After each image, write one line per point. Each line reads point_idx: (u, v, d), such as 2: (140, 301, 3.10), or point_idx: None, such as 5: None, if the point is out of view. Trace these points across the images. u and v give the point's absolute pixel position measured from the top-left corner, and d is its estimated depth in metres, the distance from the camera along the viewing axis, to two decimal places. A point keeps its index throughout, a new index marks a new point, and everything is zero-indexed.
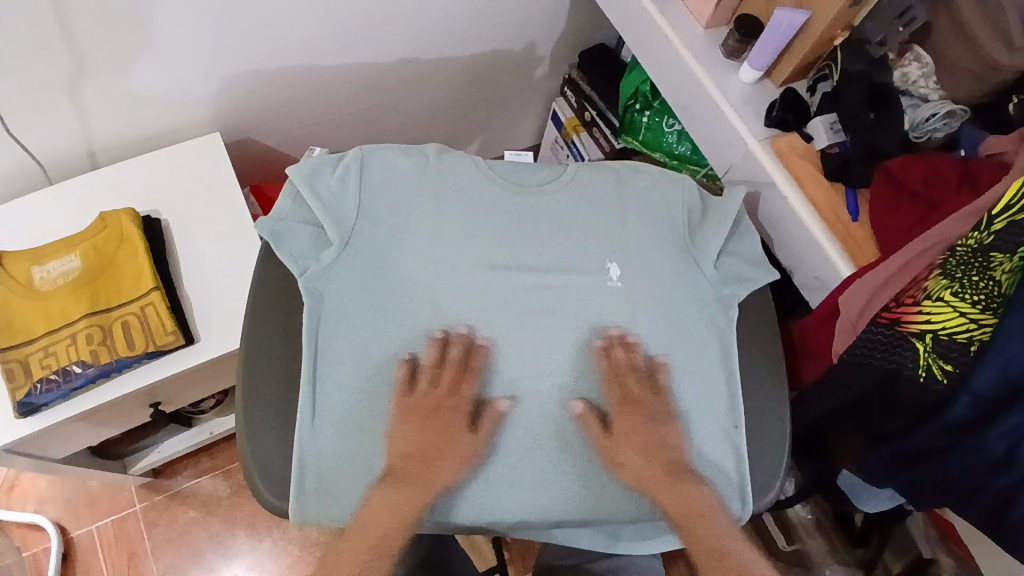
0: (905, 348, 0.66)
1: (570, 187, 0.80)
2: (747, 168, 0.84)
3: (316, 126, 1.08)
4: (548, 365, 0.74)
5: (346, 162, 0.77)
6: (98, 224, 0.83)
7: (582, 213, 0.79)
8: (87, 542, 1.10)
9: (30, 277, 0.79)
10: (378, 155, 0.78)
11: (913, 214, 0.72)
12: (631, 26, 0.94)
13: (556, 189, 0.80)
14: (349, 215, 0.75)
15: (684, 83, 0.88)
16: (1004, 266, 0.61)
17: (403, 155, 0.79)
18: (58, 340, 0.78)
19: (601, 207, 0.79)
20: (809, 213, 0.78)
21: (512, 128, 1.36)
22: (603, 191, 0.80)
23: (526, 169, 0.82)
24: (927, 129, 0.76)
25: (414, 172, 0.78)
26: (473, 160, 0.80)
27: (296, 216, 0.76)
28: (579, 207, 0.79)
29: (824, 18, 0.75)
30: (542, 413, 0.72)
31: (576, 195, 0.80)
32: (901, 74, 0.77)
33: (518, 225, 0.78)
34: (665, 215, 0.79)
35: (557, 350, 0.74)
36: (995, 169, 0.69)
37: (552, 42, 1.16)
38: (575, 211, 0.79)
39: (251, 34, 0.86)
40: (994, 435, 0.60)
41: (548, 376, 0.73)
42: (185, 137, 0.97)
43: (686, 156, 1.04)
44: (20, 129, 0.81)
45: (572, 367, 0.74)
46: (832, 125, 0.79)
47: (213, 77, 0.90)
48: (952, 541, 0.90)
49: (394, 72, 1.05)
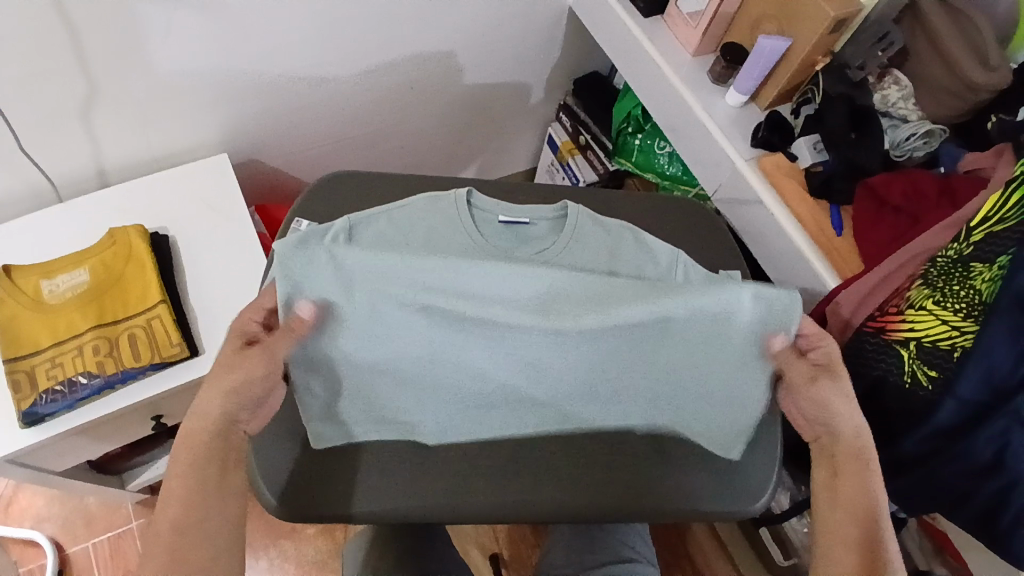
0: (891, 355, 0.70)
1: (568, 240, 0.76)
2: (735, 186, 0.87)
3: (319, 148, 1.12)
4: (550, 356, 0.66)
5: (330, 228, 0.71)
6: (107, 239, 0.85)
7: (585, 259, 0.76)
8: (83, 560, 1.10)
9: (38, 290, 0.82)
10: (365, 219, 0.73)
11: (894, 229, 0.76)
12: (622, 53, 0.98)
13: (553, 250, 0.76)
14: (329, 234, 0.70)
15: (674, 106, 0.92)
16: (983, 275, 0.63)
17: (391, 217, 0.75)
18: (65, 352, 0.79)
19: (596, 261, 0.76)
20: (794, 228, 0.81)
21: (510, 152, 1.40)
22: (601, 243, 0.77)
23: (514, 218, 0.77)
24: (908, 148, 0.80)
25: (411, 232, 0.75)
26: (462, 213, 0.75)
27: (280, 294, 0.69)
28: (582, 259, 0.76)
29: (806, 43, 0.80)
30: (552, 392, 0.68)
31: (581, 252, 0.76)
32: (881, 97, 0.82)
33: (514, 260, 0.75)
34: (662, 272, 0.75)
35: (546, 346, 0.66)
36: (973, 184, 0.73)
37: (547, 70, 1.21)
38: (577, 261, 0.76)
39: (258, 60, 0.90)
40: (981, 439, 0.62)
41: (528, 367, 0.66)
42: (192, 157, 1.00)
43: (677, 176, 1.08)
44: (35, 148, 0.85)
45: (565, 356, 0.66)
46: (815, 145, 0.83)
47: (221, 100, 0.93)
48: (948, 553, 0.90)
49: (395, 99, 1.09)
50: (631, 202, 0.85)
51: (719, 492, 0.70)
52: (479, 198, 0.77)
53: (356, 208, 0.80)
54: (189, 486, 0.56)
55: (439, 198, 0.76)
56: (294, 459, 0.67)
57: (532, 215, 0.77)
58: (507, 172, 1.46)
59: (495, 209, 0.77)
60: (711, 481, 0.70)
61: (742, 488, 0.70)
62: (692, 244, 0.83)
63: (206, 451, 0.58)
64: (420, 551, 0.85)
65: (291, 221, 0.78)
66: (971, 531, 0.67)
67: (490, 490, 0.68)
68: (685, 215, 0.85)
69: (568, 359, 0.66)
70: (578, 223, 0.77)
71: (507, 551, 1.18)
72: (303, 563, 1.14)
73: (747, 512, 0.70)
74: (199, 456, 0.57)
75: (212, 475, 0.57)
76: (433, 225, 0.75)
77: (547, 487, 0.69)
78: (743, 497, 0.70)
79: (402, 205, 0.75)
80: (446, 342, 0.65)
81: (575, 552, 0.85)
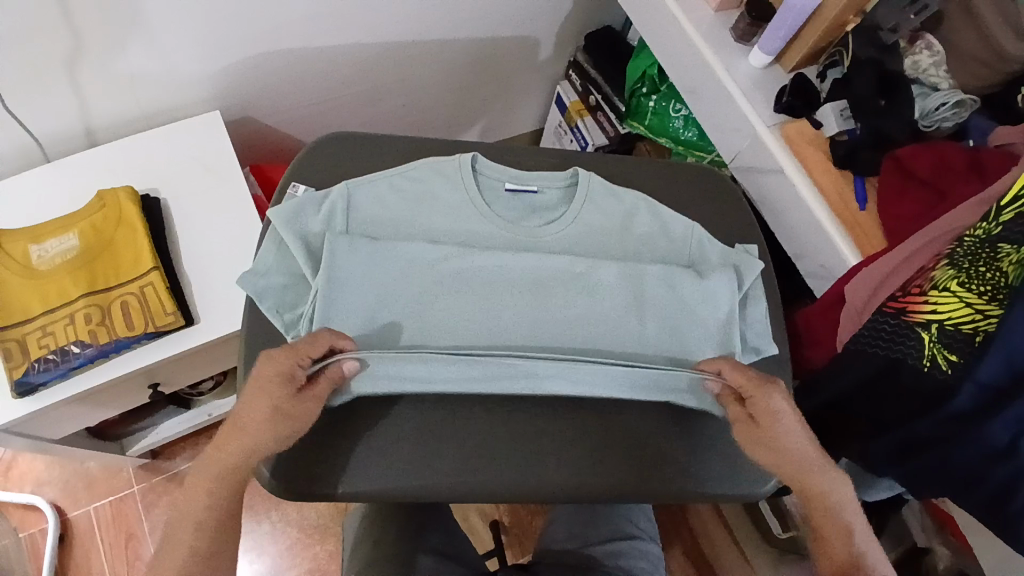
0: (910, 337, 0.66)
1: (576, 211, 0.73)
2: (756, 154, 0.83)
3: (314, 106, 1.06)
4: (524, 325, 0.68)
5: (328, 196, 0.70)
6: (96, 202, 0.82)
7: (591, 231, 0.73)
8: (85, 524, 1.10)
9: (27, 256, 0.78)
10: (366, 187, 0.71)
11: (919, 204, 0.72)
12: (639, 7, 0.92)
13: (560, 222, 0.72)
14: (334, 208, 0.70)
15: (693, 67, 0.87)
16: (1010, 258, 0.61)
17: (391, 184, 0.71)
18: (56, 320, 0.77)
19: (604, 235, 0.73)
20: (815, 200, 0.78)
21: (515, 112, 1.34)
22: (611, 218, 0.73)
23: (521, 187, 0.73)
24: (936, 119, 0.75)
25: (412, 198, 0.71)
26: (465, 181, 0.71)
27: (282, 272, 0.69)
28: (587, 231, 0.73)
29: (837, 1, 0.74)
30: (538, 354, 0.68)
31: (593, 222, 0.73)
32: (911, 62, 0.77)
33: (513, 229, 0.72)
34: (670, 246, 0.73)
35: (551, 310, 0.69)
36: (1002, 157, 0.69)
37: (557, 24, 1.15)
38: (581, 234, 0.73)
39: (249, 15, 0.85)
40: (995, 425, 0.60)
41: (516, 329, 0.68)
42: (182, 116, 0.96)
43: (691, 141, 1.04)
44: (19, 108, 0.80)
45: (539, 329, 0.68)
46: (841, 112, 0.78)
47: (211, 56, 0.88)
48: (949, 531, 0.89)
49: (394, 55, 1.04)
50: (649, 167, 0.80)
51: (727, 475, 0.68)
52: (484, 164, 0.73)
53: (357, 174, 0.76)
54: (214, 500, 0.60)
55: (442, 164, 0.72)
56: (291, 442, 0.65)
57: (541, 185, 0.73)
58: (511, 132, 1.40)
59: (502, 177, 0.73)
60: (719, 464, 0.68)
61: (752, 471, 0.69)
62: (707, 214, 0.79)
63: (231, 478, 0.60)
64: (421, 521, 0.85)
65: (288, 185, 0.75)
66: (979, 517, 0.66)
67: (504, 469, 0.66)
68: (701, 182, 0.81)
69: (543, 331, 0.68)
70: (590, 195, 0.73)
71: (507, 518, 1.18)
72: (303, 527, 1.15)
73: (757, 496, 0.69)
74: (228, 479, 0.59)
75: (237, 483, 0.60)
76: (434, 191, 0.72)
77: (558, 467, 0.66)
78: (751, 481, 0.68)
79: (404, 171, 0.72)
80: (425, 317, 0.67)
81: (577, 527, 0.84)
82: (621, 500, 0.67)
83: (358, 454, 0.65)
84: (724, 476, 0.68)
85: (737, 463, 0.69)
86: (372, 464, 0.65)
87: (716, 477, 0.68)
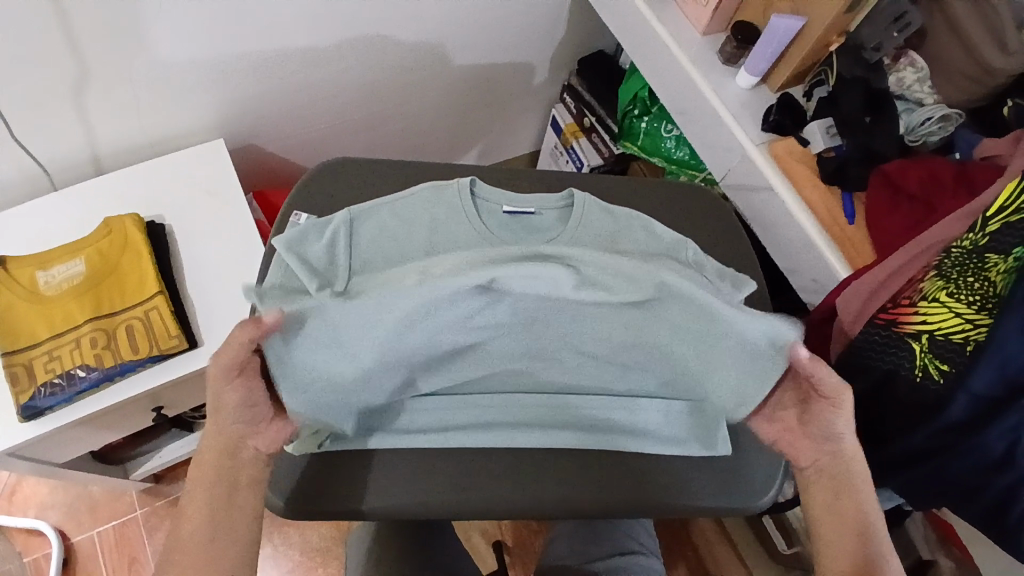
0: (902, 348, 0.68)
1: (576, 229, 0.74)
2: (746, 172, 0.84)
3: (315, 133, 1.09)
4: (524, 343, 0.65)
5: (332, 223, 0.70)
6: (102, 229, 0.84)
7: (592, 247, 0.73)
8: (87, 548, 1.10)
9: (34, 282, 0.80)
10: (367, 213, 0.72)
11: (908, 217, 0.73)
12: (629, 32, 0.95)
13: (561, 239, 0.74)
14: (341, 235, 0.70)
15: (682, 88, 0.89)
16: (998, 267, 0.61)
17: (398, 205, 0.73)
18: (63, 344, 0.78)
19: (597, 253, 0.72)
20: (804, 214, 0.79)
21: (512, 135, 1.37)
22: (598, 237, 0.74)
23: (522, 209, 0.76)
24: (923, 133, 0.78)
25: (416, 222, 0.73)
26: (466, 208, 0.74)
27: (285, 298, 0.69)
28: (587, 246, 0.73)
29: (820, 23, 0.77)
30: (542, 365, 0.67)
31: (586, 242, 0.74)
32: (896, 79, 0.79)
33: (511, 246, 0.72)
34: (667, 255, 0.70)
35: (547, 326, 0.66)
36: (988, 170, 0.70)
37: (551, 49, 1.18)
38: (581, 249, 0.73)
39: (250, 42, 0.87)
40: (992, 435, 0.61)
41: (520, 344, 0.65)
42: (186, 143, 0.98)
43: (684, 160, 1.06)
44: (28, 137, 0.83)
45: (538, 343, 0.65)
46: (828, 130, 0.81)
47: (215, 85, 0.91)
48: (952, 542, 0.89)
49: (391, 83, 1.07)
50: (646, 189, 0.82)
51: (729, 485, 0.68)
52: (484, 190, 0.74)
53: (353, 199, 0.78)
54: (208, 510, 0.57)
55: (441, 189, 0.74)
56: (296, 461, 0.66)
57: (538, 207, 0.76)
58: (508, 155, 1.43)
59: (500, 204, 0.75)
60: (717, 476, 0.69)
61: (750, 484, 0.69)
62: (699, 232, 0.81)
63: (217, 472, 0.59)
64: (423, 540, 0.85)
65: (290, 214, 0.76)
66: (980, 527, 0.66)
67: (498, 485, 0.66)
68: (694, 199, 0.83)
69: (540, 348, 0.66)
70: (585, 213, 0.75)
71: (509, 538, 1.18)
72: (306, 550, 1.15)
73: (756, 510, 0.69)
74: (213, 473, 0.58)
75: (223, 491, 0.58)
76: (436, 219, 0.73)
77: (552, 481, 0.67)
78: (751, 493, 0.68)
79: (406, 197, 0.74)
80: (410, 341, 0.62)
81: (579, 544, 0.84)
82: (626, 515, 0.67)
83: (362, 471, 0.66)
84: (723, 486, 0.68)
85: (737, 473, 0.69)
86: (381, 481, 0.66)
87: (713, 490, 0.68)
